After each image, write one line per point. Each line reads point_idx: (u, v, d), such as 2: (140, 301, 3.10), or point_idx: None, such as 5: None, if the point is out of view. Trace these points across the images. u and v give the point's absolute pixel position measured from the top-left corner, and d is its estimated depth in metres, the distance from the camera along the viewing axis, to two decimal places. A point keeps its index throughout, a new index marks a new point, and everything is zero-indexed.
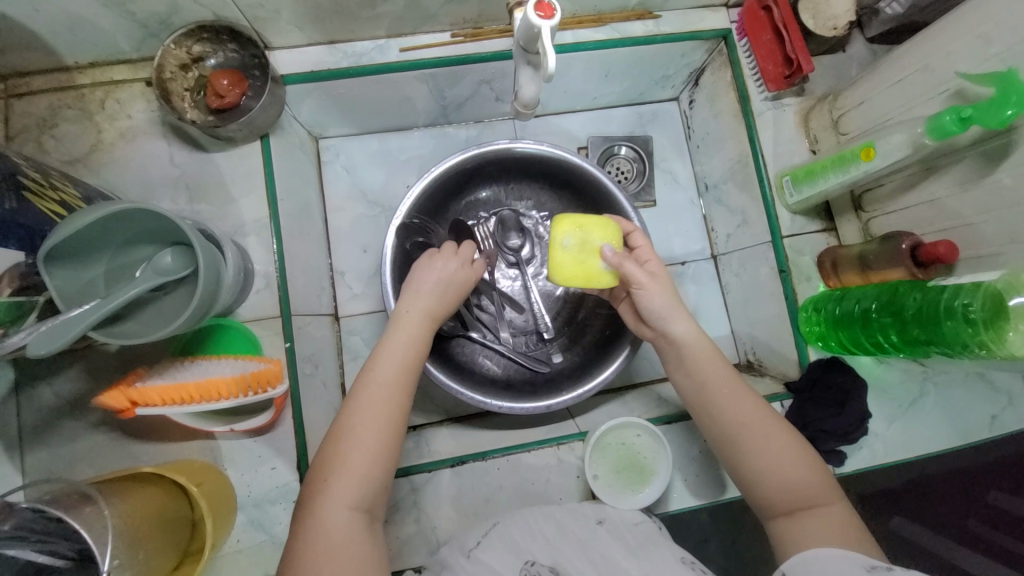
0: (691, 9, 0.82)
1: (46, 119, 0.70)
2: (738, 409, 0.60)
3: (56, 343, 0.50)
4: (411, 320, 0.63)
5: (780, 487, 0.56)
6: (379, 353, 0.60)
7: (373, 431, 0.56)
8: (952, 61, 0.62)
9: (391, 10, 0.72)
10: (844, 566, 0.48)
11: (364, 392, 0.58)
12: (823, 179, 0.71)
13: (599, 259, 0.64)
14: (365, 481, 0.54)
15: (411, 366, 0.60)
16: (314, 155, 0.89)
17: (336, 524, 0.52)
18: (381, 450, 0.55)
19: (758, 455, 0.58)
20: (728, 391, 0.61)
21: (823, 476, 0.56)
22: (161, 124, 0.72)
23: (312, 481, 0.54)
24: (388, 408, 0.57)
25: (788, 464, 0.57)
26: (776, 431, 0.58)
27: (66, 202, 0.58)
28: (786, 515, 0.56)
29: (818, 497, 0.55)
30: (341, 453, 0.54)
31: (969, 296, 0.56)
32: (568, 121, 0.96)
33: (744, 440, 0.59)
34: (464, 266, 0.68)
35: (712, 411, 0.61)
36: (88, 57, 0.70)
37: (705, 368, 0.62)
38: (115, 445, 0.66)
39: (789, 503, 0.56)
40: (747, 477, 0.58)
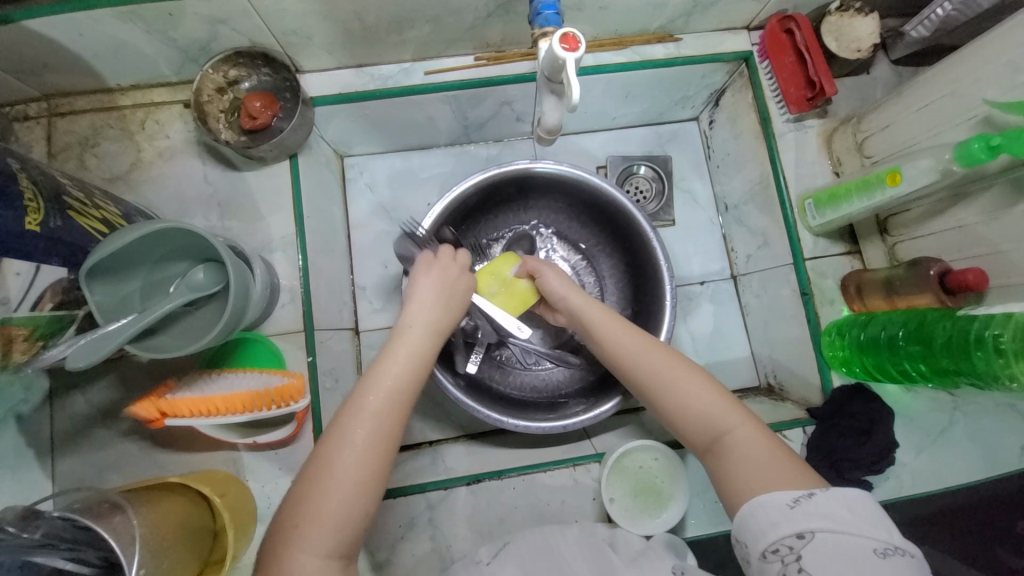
0: (712, 32, 0.82)
1: (90, 138, 0.73)
2: (643, 363, 0.57)
3: (94, 356, 0.52)
4: (412, 338, 0.54)
5: (692, 425, 0.52)
6: (367, 375, 0.51)
7: (359, 462, 0.47)
8: (981, 88, 0.61)
9: (418, 35, 0.74)
10: (777, 513, 0.44)
11: (348, 417, 0.49)
12: (847, 203, 0.70)
13: (520, 280, 0.71)
14: (345, 523, 0.46)
15: (411, 393, 0.52)
16: (339, 172, 0.92)
17: (310, 572, 0.44)
18: (364, 480, 0.47)
19: (675, 406, 0.54)
20: (629, 338, 0.59)
21: (727, 400, 0.53)
22: (196, 143, 0.75)
23: (281, 516, 0.46)
24: (380, 434, 0.49)
25: (696, 398, 0.53)
26: (677, 371, 0.55)
27: (107, 220, 0.61)
28: (708, 452, 0.52)
29: (732, 422, 0.51)
30: (318, 484, 0.46)
31: (1000, 327, 0.55)
32: (587, 140, 0.97)
33: (650, 384, 0.56)
34: (464, 276, 0.61)
35: (618, 362, 0.59)
36: (130, 80, 0.73)
37: (599, 323, 0.62)
38: (142, 453, 0.67)
39: (704, 438, 0.52)
40: (666, 420, 0.55)
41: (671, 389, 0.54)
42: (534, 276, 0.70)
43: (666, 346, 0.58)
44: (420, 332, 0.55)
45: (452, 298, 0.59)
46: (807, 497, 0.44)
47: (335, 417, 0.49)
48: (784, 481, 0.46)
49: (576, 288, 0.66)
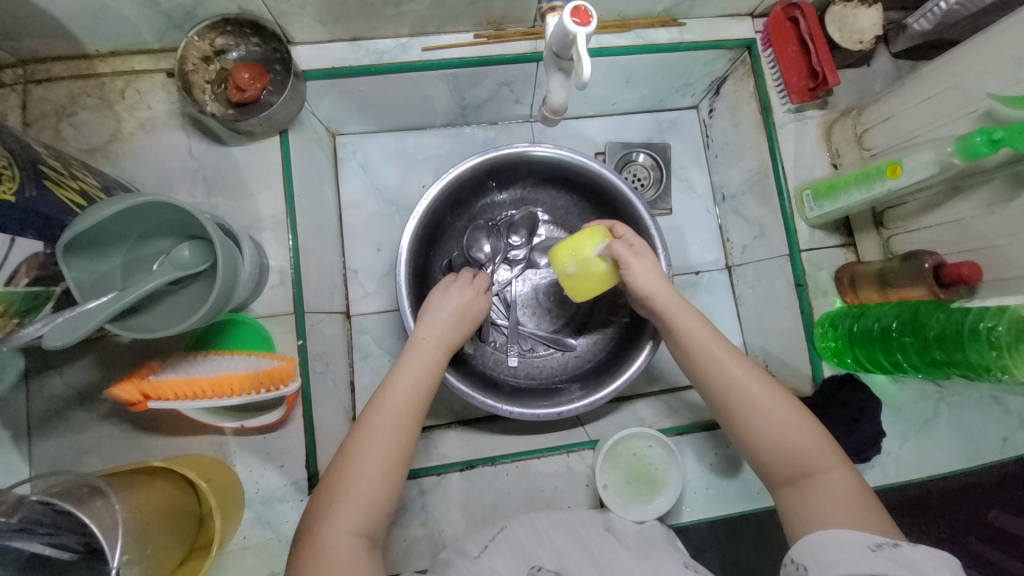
0: (716, 18, 0.81)
1: (66, 106, 0.69)
2: (730, 382, 0.59)
3: (72, 335, 0.49)
4: (426, 347, 0.64)
5: (778, 455, 0.55)
6: (393, 378, 0.61)
7: (381, 456, 0.55)
8: (983, 81, 0.61)
9: (416, 9, 0.71)
10: (848, 547, 0.47)
11: (374, 417, 0.57)
12: (845, 195, 0.71)
13: (600, 261, 0.67)
14: (367, 509, 0.53)
15: (422, 395, 0.60)
16: (331, 151, 0.89)
17: (339, 543, 0.51)
18: (383, 472, 0.55)
19: (762, 429, 0.56)
20: (727, 361, 0.60)
21: (824, 442, 0.55)
22: (181, 115, 0.72)
23: (317, 500, 0.54)
24: (401, 431, 0.57)
25: (788, 432, 0.56)
26: (761, 394, 0.58)
27: (85, 192, 0.57)
28: (790, 483, 0.54)
29: (823, 462, 0.54)
30: (348, 472, 0.54)
31: (994, 319, 0.56)
32: (586, 125, 0.95)
33: (742, 411, 0.58)
34: (478, 298, 0.70)
35: (713, 384, 0.60)
36: (109, 46, 0.69)
37: (699, 344, 0.62)
38: (124, 437, 0.65)
39: (788, 470, 0.55)
40: (745, 444, 0.58)
41: (757, 415, 0.57)
42: (617, 260, 0.66)
43: (767, 377, 0.59)
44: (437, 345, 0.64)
45: (461, 316, 0.67)
46: (890, 546, 0.46)
47: (362, 415, 0.58)
48: (863, 523, 0.49)
49: (672, 296, 0.65)
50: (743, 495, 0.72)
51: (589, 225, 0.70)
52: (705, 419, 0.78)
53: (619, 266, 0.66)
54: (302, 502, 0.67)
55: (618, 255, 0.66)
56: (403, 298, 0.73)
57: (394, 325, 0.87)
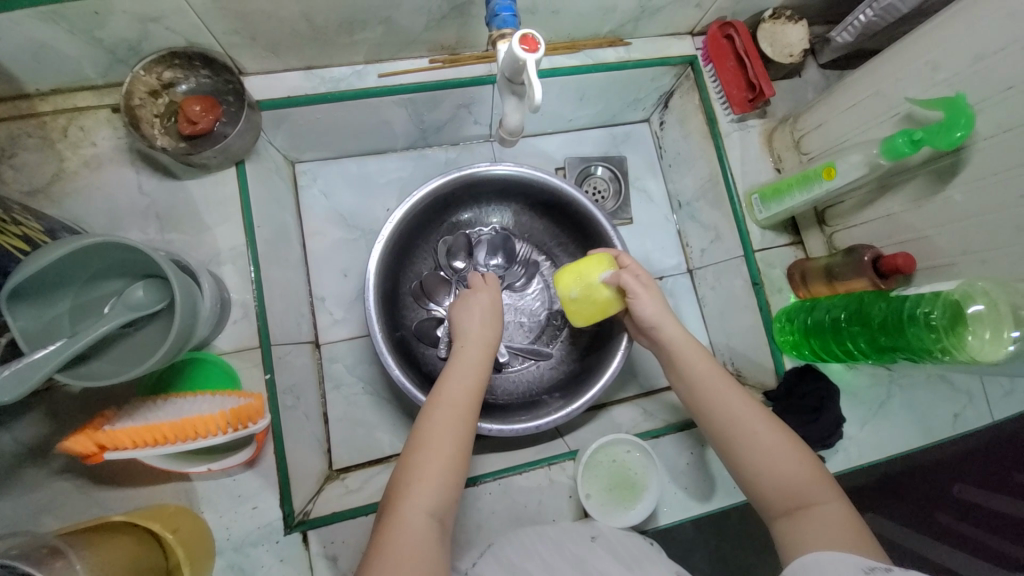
0: (659, 37, 0.86)
1: (3, 148, 0.66)
2: (730, 407, 0.62)
3: (20, 388, 0.47)
4: (475, 345, 0.66)
5: (779, 482, 0.57)
6: (448, 377, 0.62)
7: (445, 451, 0.56)
8: (902, 87, 0.67)
9: (370, 37, 0.72)
10: (842, 566, 0.49)
11: (434, 413, 0.59)
12: (789, 197, 0.75)
13: (605, 288, 0.69)
14: (442, 490, 0.55)
15: (478, 390, 0.62)
16: (291, 179, 0.88)
17: (415, 528, 0.51)
18: (450, 464, 0.56)
19: (757, 456, 0.58)
20: (721, 384, 0.63)
21: (820, 473, 0.57)
22: (129, 151, 0.69)
23: (390, 492, 0.55)
24: (457, 426, 0.58)
25: (790, 458, 0.57)
26: (759, 418, 0.60)
27: (29, 237, 0.55)
28: (787, 514, 0.56)
29: (822, 493, 0.55)
30: (418, 463, 0.55)
31: (930, 305, 0.60)
32: (545, 142, 0.98)
33: (749, 433, 0.60)
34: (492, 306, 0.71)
35: (716, 408, 0.62)
36: (49, 84, 0.67)
37: (702, 372, 0.64)
38: (80, 493, 0.61)
39: (786, 500, 0.56)
40: (744, 472, 0.59)
41: (760, 441, 0.59)
42: (623, 288, 0.68)
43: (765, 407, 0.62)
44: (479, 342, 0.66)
45: (495, 314, 0.70)
46: (883, 569, 0.47)
47: (424, 412, 0.60)
48: (860, 551, 0.50)
49: (673, 319, 0.68)
50: (722, 493, 0.74)
51: (594, 252, 0.72)
52: (680, 420, 0.80)
53: (625, 293, 0.68)
54: (278, 544, 0.64)
55: (622, 283, 0.68)
56: (373, 322, 0.73)
57: (367, 350, 0.86)
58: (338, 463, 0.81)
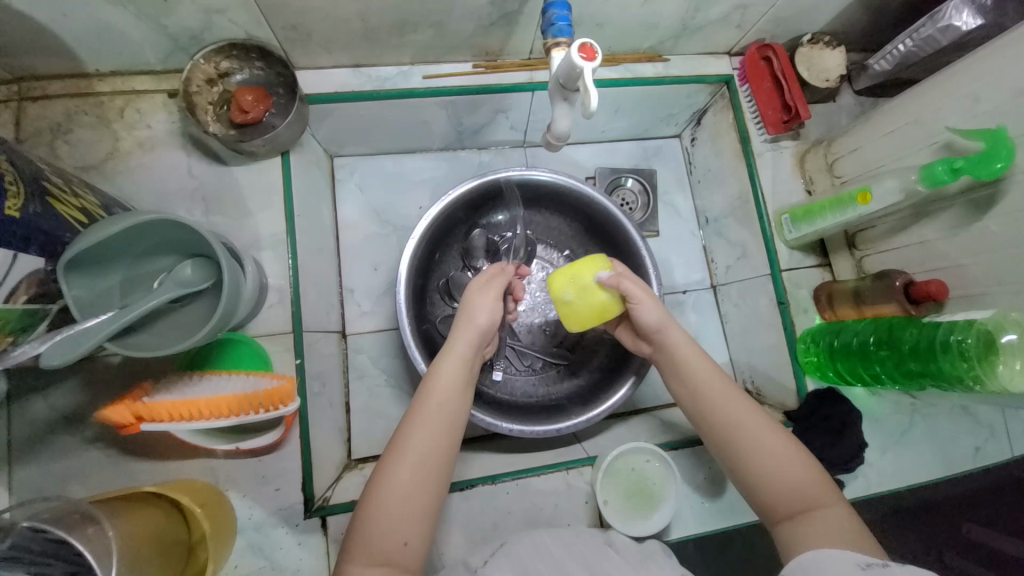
0: (697, 55, 0.87)
1: (62, 124, 0.68)
2: (727, 416, 0.61)
3: (71, 355, 0.48)
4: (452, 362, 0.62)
5: (780, 491, 0.56)
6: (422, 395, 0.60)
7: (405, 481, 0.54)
8: (941, 116, 0.67)
9: (419, 39, 0.75)
10: (842, 564, 0.48)
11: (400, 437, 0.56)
12: (821, 218, 0.76)
13: (601, 289, 0.68)
14: (395, 526, 0.52)
15: (449, 412, 0.59)
16: (329, 172, 0.90)
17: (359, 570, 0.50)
18: (408, 497, 0.53)
19: (759, 466, 0.58)
20: (718, 394, 0.63)
21: (817, 477, 0.57)
22: (181, 135, 0.72)
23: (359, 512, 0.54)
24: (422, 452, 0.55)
25: (790, 467, 0.57)
26: (758, 427, 0.60)
27: (85, 209, 0.56)
28: (790, 518, 0.56)
29: (820, 498, 0.56)
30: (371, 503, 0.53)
31: (963, 332, 0.60)
32: (577, 151, 0.99)
33: (749, 444, 0.59)
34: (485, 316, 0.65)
35: (717, 417, 0.62)
36: (110, 66, 0.70)
37: (703, 378, 0.64)
38: (110, 462, 0.63)
39: (789, 505, 0.56)
40: (746, 480, 0.59)
41: (759, 452, 0.59)
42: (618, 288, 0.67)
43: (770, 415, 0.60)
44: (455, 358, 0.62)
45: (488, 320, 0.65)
46: (879, 564, 0.47)
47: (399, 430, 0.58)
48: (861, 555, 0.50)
49: (670, 321, 0.68)
50: (738, 510, 0.74)
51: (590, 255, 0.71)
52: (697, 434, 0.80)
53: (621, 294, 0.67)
54: (297, 527, 0.65)
55: (620, 287, 0.67)
56: (403, 316, 0.74)
57: (391, 344, 0.88)
58: (356, 452, 0.82)
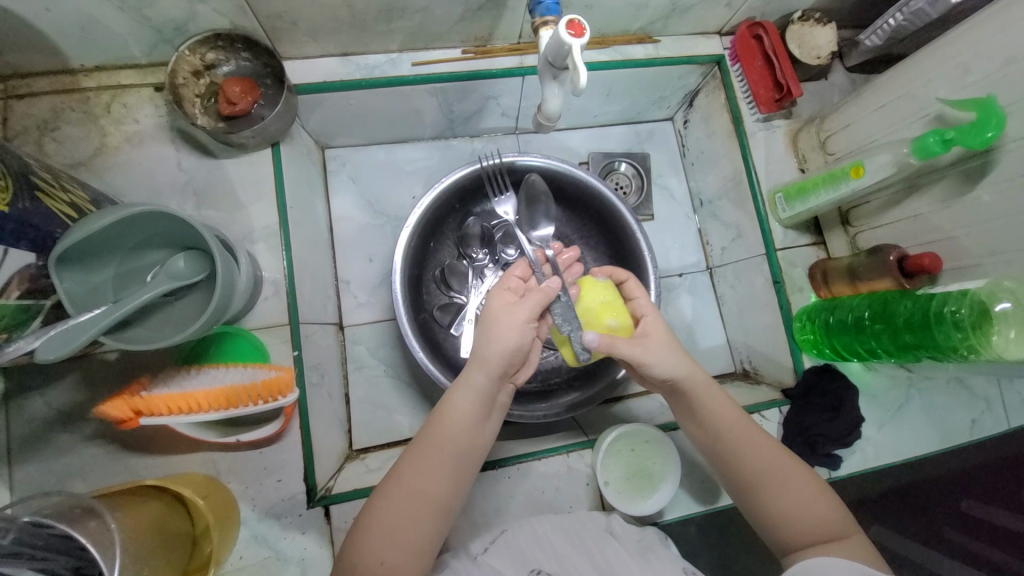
0: (688, 35, 0.87)
1: (48, 121, 0.68)
2: (746, 445, 0.60)
3: (65, 348, 0.48)
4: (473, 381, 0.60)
5: (793, 528, 0.55)
6: (441, 413, 0.59)
7: (416, 499, 0.55)
8: (932, 88, 0.67)
9: (406, 26, 0.74)
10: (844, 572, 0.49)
11: (416, 455, 0.57)
12: (814, 195, 0.76)
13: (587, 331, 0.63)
14: (402, 541, 0.53)
15: (465, 431, 0.59)
16: (321, 164, 0.89)
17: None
18: (417, 514, 0.55)
19: (773, 492, 0.57)
20: (737, 426, 0.61)
21: (838, 510, 0.56)
22: (170, 129, 0.71)
23: (365, 526, 0.54)
24: (435, 469, 0.57)
25: (808, 501, 0.56)
26: (776, 457, 0.59)
27: (74, 203, 0.56)
28: (802, 547, 0.55)
29: (834, 529, 0.55)
30: (382, 518, 0.54)
31: (957, 303, 0.60)
32: (570, 137, 0.99)
33: (765, 479, 0.58)
34: (516, 335, 0.60)
35: (733, 456, 0.60)
36: (95, 61, 0.69)
37: (721, 410, 0.62)
38: (111, 458, 0.63)
39: (803, 534, 0.55)
40: (758, 512, 0.58)
41: (775, 479, 0.58)
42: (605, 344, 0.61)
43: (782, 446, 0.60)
44: (478, 374, 0.60)
45: (516, 339, 0.59)
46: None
47: (412, 447, 0.58)
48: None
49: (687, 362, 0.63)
50: None
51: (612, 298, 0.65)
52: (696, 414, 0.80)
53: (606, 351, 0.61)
54: (301, 517, 0.65)
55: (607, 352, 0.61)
56: (399, 304, 0.74)
57: (389, 335, 0.88)
58: (357, 443, 0.82)
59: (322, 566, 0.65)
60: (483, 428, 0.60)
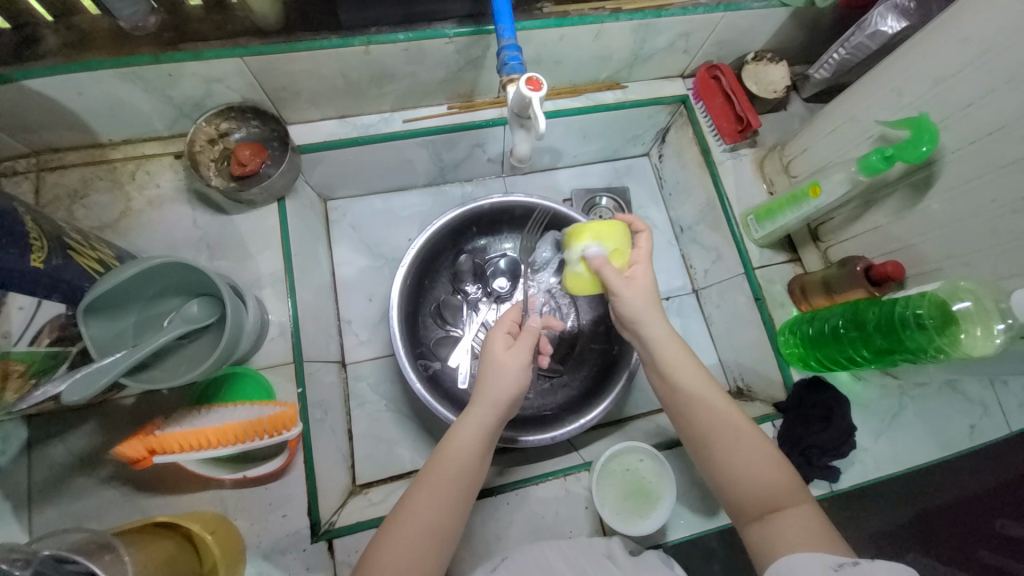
0: (652, 80, 0.95)
1: (78, 190, 0.76)
2: (710, 414, 0.62)
3: (90, 389, 0.52)
4: (479, 412, 0.62)
5: (744, 489, 0.58)
6: (448, 443, 0.61)
7: (417, 524, 0.56)
8: (874, 112, 0.73)
9: (396, 89, 0.83)
10: (809, 564, 0.49)
11: (421, 479, 0.59)
12: (782, 215, 0.81)
13: (583, 264, 0.66)
14: (403, 561, 0.54)
15: (473, 464, 0.60)
16: (323, 214, 0.97)
17: None
18: (418, 542, 0.55)
19: (731, 457, 0.60)
20: (700, 392, 0.63)
21: (794, 478, 0.58)
22: (187, 190, 0.79)
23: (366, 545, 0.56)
24: (439, 496, 0.58)
25: (764, 466, 0.58)
26: (745, 432, 0.61)
27: (102, 260, 0.62)
28: (759, 518, 0.56)
29: (790, 499, 0.56)
30: (385, 535, 0.56)
31: (918, 305, 0.63)
32: (553, 176, 1.07)
33: (721, 442, 0.61)
34: (518, 378, 0.64)
35: (694, 415, 0.63)
36: (122, 135, 0.78)
37: (687, 374, 0.64)
38: (124, 499, 0.65)
39: (760, 505, 0.57)
40: (717, 479, 0.61)
41: (735, 447, 0.60)
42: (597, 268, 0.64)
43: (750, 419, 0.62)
44: (482, 406, 0.62)
45: (517, 378, 0.64)
46: (850, 563, 0.47)
47: (420, 472, 0.61)
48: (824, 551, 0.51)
49: (650, 308, 0.66)
50: None
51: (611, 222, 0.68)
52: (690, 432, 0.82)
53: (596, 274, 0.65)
54: (305, 552, 0.67)
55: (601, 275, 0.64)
56: (396, 338, 0.79)
57: (390, 370, 0.92)
58: (361, 478, 0.84)
59: None
60: (485, 461, 0.62)
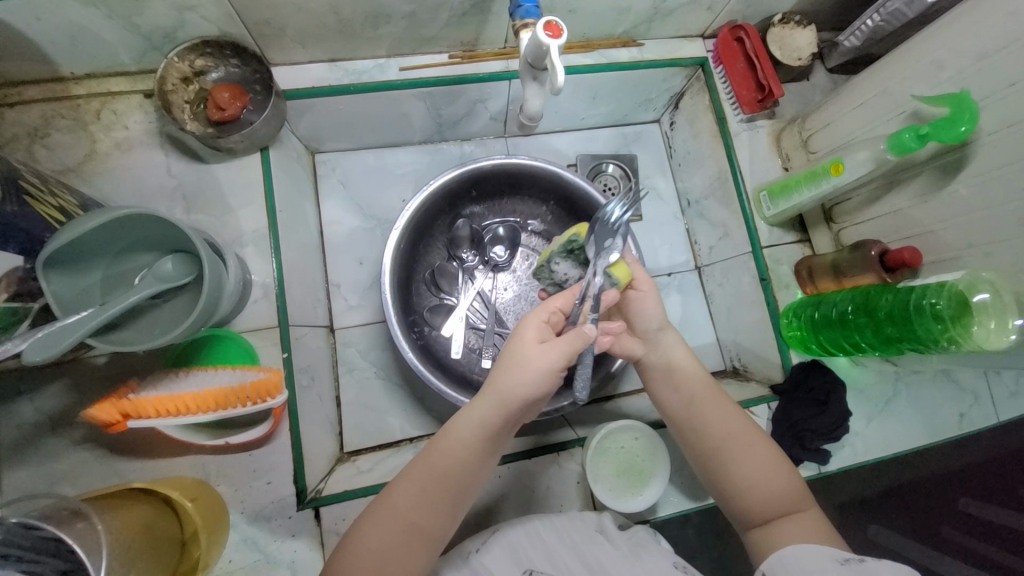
0: (671, 39, 0.88)
1: (37, 128, 0.68)
2: (721, 422, 0.62)
3: (50, 350, 0.48)
4: (485, 406, 0.57)
5: (753, 497, 0.58)
6: (446, 436, 0.57)
7: (411, 518, 0.54)
8: (908, 86, 0.69)
9: (393, 31, 0.75)
10: (819, 559, 0.51)
11: (416, 472, 0.56)
12: (797, 193, 0.77)
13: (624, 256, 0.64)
14: (397, 553, 0.53)
15: (470, 459, 0.57)
16: (311, 169, 0.90)
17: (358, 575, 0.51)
18: (410, 537, 0.54)
19: (741, 465, 0.60)
20: (710, 401, 0.63)
21: (802, 487, 0.59)
22: (160, 134, 0.72)
23: (356, 535, 0.54)
24: (434, 491, 0.55)
25: (773, 473, 0.59)
26: (755, 441, 0.61)
27: (65, 208, 0.56)
28: (765, 522, 0.58)
29: (796, 505, 0.57)
30: (376, 526, 0.54)
31: (935, 295, 0.61)
32: (557, 139, 1.00)
33: (732, 450, 0.61)
34: (545, 378, 0.55)
35: (703, 424, 0.63)
36: (85, 68, 0.69)
37: (698, 383, 0.64)
38: (100, 462, 0.62)
39: (767, 510, 0.57)
40: (722, 486, 0.61)
41: (743, 455, 0.60)
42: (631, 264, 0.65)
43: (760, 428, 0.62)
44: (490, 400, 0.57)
45: (545, 374, 0.55)
46: (857, 560, 0.49)
47: (414, 464, 0.58)
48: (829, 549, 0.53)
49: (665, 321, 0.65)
50: None
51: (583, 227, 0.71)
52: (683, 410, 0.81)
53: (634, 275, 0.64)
54: (291, 520, 0.65)
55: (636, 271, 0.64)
56: (388, 304, 0.74)
57: (380, 337, 0.88)
58: (349, 446, 0.82)
59: (311, 569, 0.64)
60: (483, 464, 0.58)
